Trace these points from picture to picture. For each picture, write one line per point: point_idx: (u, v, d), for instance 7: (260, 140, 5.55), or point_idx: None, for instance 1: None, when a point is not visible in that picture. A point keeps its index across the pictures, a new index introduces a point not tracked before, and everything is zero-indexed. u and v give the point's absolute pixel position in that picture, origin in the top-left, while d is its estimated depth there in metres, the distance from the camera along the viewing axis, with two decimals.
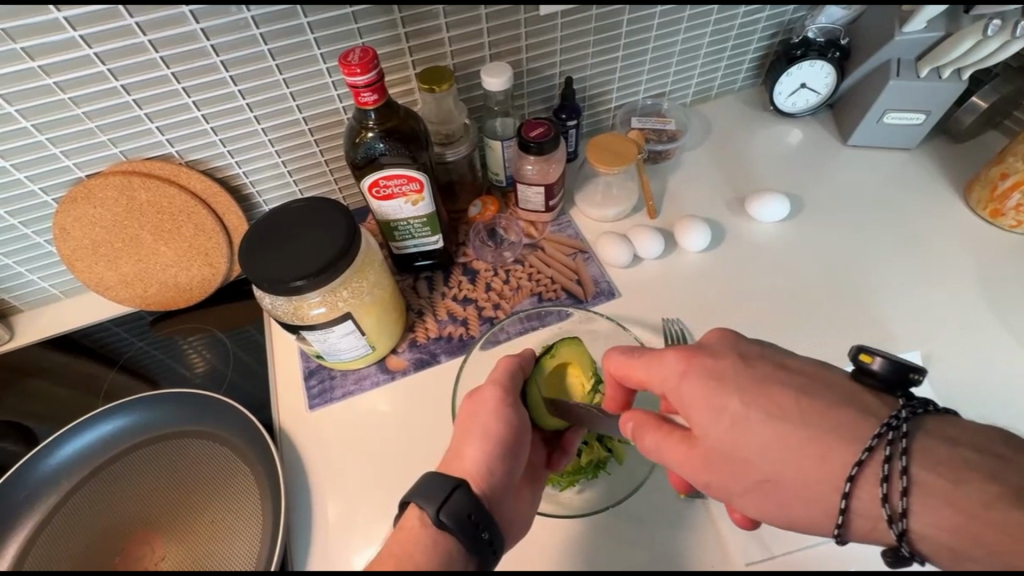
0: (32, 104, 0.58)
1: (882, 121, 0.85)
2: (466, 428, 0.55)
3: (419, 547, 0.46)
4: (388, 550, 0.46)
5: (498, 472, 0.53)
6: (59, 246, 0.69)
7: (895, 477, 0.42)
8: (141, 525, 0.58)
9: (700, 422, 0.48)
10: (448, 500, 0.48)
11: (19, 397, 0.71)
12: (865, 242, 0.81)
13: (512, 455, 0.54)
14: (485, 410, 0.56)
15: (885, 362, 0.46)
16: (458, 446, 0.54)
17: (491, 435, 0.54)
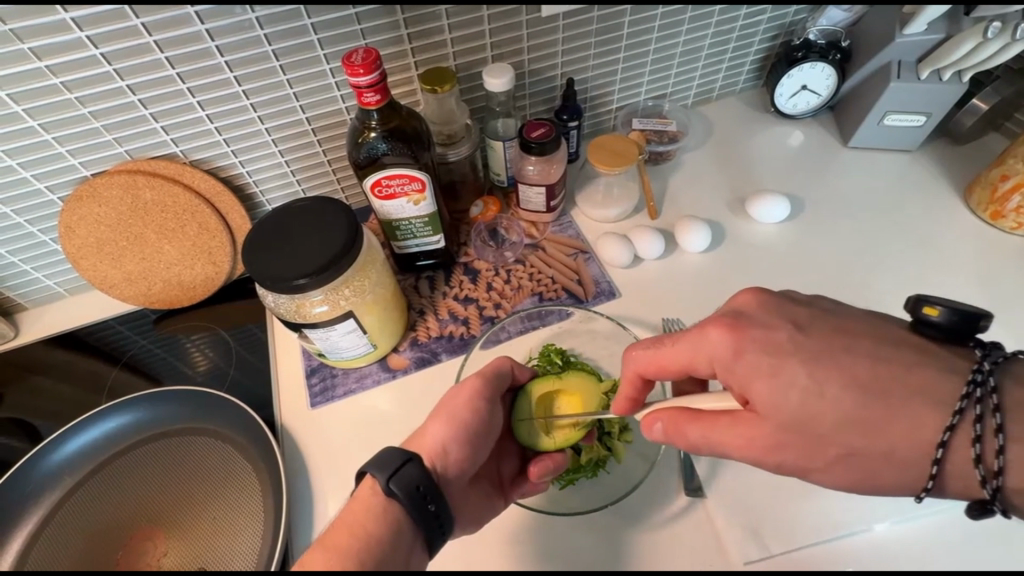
0: (38, 103, 0.59)
1: (883, 123, 0.85)
2: (436, 410, 0.57)
3: (370, 515, 0.48)
4: (342, 516, 0.49)
5: (455, 453, 0.55)
6: (63, 244, 0.69)
7: (988, 435, 0.44)
8: (143, 521, 0.58)
9: (764, 397, 0.48)
10: (400, 471, 0.50)
11: (24, 393, 0.72)
12: (865, 243, 0.81)
13: (475, 440, 0.56)
14: (457, 395, 0.57)
15: (946, 313, 0.47)
16: (424, 425, 0.57)
17: (457, 417, 0.56)
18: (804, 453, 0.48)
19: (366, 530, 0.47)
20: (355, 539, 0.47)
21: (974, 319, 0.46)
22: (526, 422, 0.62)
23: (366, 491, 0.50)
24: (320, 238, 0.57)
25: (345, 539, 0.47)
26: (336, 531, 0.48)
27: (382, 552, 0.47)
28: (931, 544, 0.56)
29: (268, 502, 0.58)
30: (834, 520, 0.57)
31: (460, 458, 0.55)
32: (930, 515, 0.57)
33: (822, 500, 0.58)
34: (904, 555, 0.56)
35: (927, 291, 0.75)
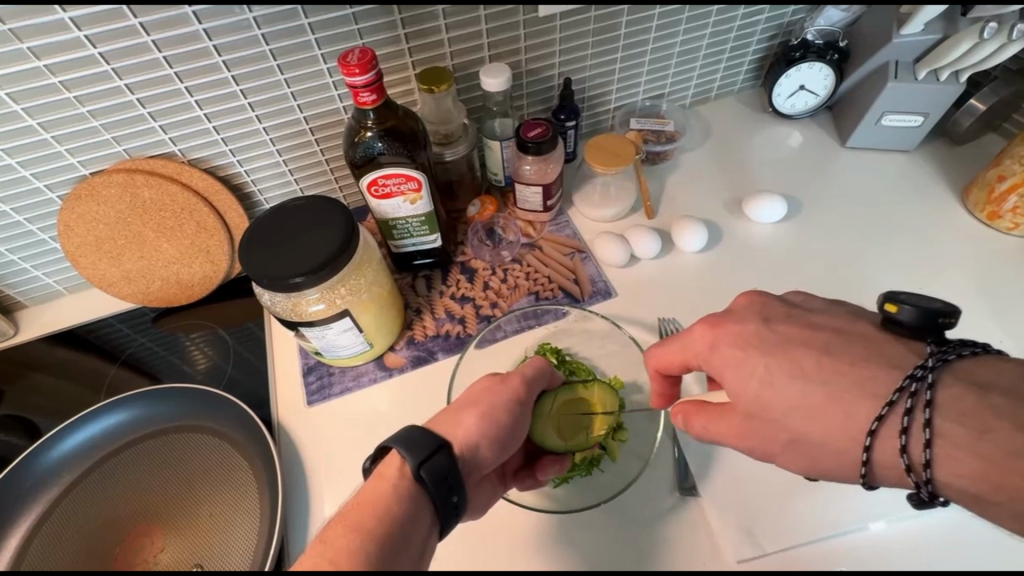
0: (37, 102, 0.59)
1: (881, 123, 0.85)
2: (466, 401, 0.57)
3: (396, 498, 0.48)
4: (364, 494, 0.48)
5: (485, 448, 0.54)
6: (63, 242, 0.70)
7: (915, 428, 0.45)
8: (141, 517, 0.59)
9: (732, 385, 0.51)
10: (431, 457, 0.50)
11: (23, 390, 0.72)
12: (862, 243, 0.81)
13: (504, 439, 0.55)
14: (497, 391, 0.57)
15: (910, 311, 0.48)
16: (453, 413, 0.56)
17: (490, 411, 0.56)
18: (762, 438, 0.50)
19: (389, 513, 0.47)
20: (378, 521, 0.46)
21: (936, 317, 0.47)
22: (544, 417, 0.62)
23: (391, 471, 0.50)
24: (320, 237, 0.57)
25: (368, 520, 0.46)
26: (357, 509, 0.47)
27: (401, 534, 0.46)
28: (924, 544, 0.56)
29: (264, 500, 0.59)
30: (828, 520, 0.57)
31: (488, 452, 0.54)
32: (922, 515, 0.58)
33: (816, 499, 0.58)
34: (896, 555, 0.56)
35: (924, 292, 0.75)
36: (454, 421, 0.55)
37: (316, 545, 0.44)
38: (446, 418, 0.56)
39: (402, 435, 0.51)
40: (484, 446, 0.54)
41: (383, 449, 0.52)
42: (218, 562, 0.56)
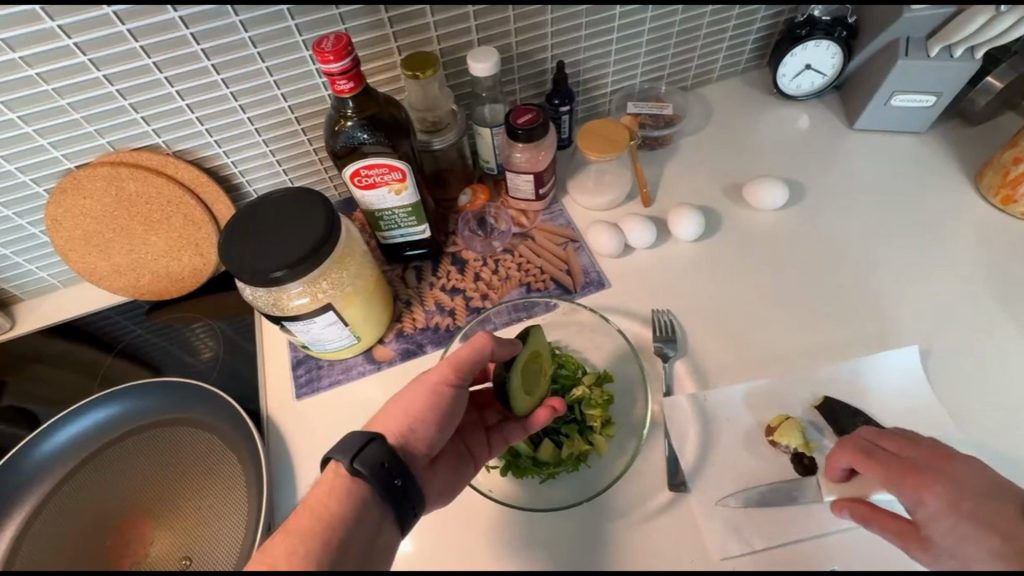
0: (16, 95, 0.58)
1: (890, 104, 0.82)
2: (400, 395, 0.55)
3: (334, 497, 0.47)
4: (311, 497, 0.48)
5: (420, 432, 0.52)
6: (51, 237, 0.70)
7: None
8: (132, 510, 0.59)
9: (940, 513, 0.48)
10: (366, 448, 0.49)
11: (21, 383, 0.73)
12: (868, 230, 0.78)
13: (441, 421, 0.54)
14: (424, 377, 0.55)
15: None
16: (388, 407, 0.55)
17: (420, 396, 0.54)
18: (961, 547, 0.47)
19: (328, 508, 0.46)
20: (317, 520, 0.45)
21: None
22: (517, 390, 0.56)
23: (335, 472, 0.49)
24: (301, 228, 0.56)
25: (312, 517, 0.45)
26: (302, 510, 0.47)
27: (345, 523, 0.45)
28: None
29: (252, 493, 0.59)
30: (821, 517, 0.56)
31: (424, 435, 0.52)
32: None
33: (812, 495, 0.57)
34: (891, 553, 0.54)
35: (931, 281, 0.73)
36: (386, 413, 0.54)
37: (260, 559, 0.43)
38: (381, 414, 0.54)
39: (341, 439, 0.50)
40: (420, 430, 0.52)
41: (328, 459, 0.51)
42: (208, 554, 0.57)
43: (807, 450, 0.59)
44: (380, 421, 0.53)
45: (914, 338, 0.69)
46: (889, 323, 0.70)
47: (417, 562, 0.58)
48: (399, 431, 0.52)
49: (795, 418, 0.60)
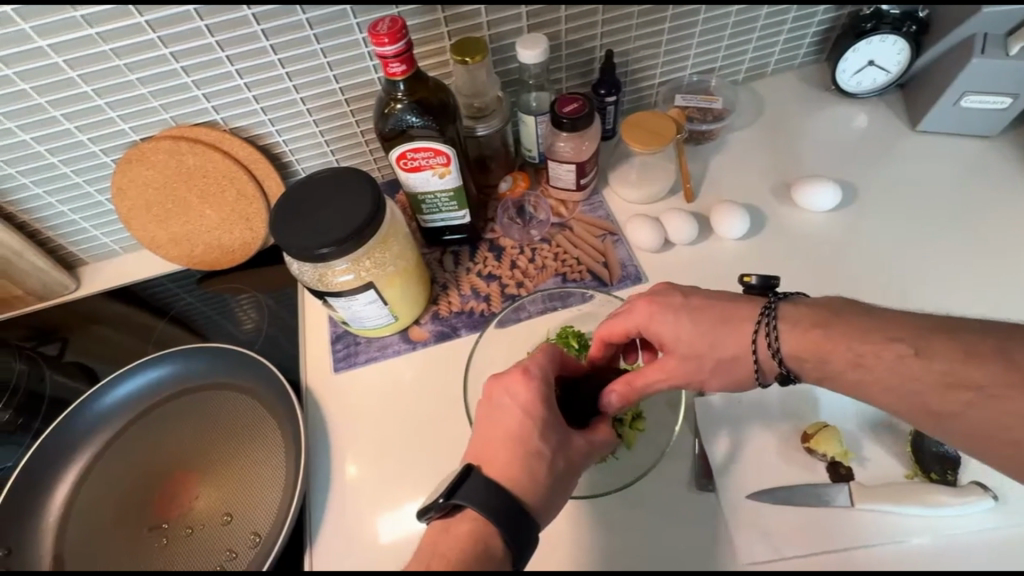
0: (91, 69, 0.62)
1: (960, 105, 0.77)
2: (529, 446, 0.51)
3: (477, 552, 0.45)
4: (463, 564, 0.44)
5: (550, 495, 0.50)
6: (116, 205, 0.74)
7: None
8: (180, 466, 0.63)
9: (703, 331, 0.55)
10: (528, 537, 0.47)
11: (84, 340, 0.79)
12: (925, 236, 0.74)
13: (565, 483, 0.52)
14: (570, 451, 0.53)
15: None
16: (533, 463, 0.50)
17: (563, 473, 0.52)
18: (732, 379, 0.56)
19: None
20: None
21: None
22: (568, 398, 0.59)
23: (488, 541, 0.46)
24: (348, 208, 0.58)
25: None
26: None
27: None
28: (962, 562, 0.53)
29: (290, 458, 0.62)
30: (857, 529, 0.54)
31: (553, 516, 0.51)
32: (965, 533, 0.53)
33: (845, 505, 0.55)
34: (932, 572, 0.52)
35: (992, 294, 0.69)
36: (536, 479, 0.50)
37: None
38: (517, 464, 0.50)
39: (498, 507, 0.47)
40: (557, 511, 0.51)
41: (470, 503, 0.47)
42: (247, 512, 0.60)
43: (844, 460, 0.57)
44: (529, 488, 0.49)
45: None
46: None
47: None
48: (543, 506, 0.50)
49: (833, 426, 0.58)
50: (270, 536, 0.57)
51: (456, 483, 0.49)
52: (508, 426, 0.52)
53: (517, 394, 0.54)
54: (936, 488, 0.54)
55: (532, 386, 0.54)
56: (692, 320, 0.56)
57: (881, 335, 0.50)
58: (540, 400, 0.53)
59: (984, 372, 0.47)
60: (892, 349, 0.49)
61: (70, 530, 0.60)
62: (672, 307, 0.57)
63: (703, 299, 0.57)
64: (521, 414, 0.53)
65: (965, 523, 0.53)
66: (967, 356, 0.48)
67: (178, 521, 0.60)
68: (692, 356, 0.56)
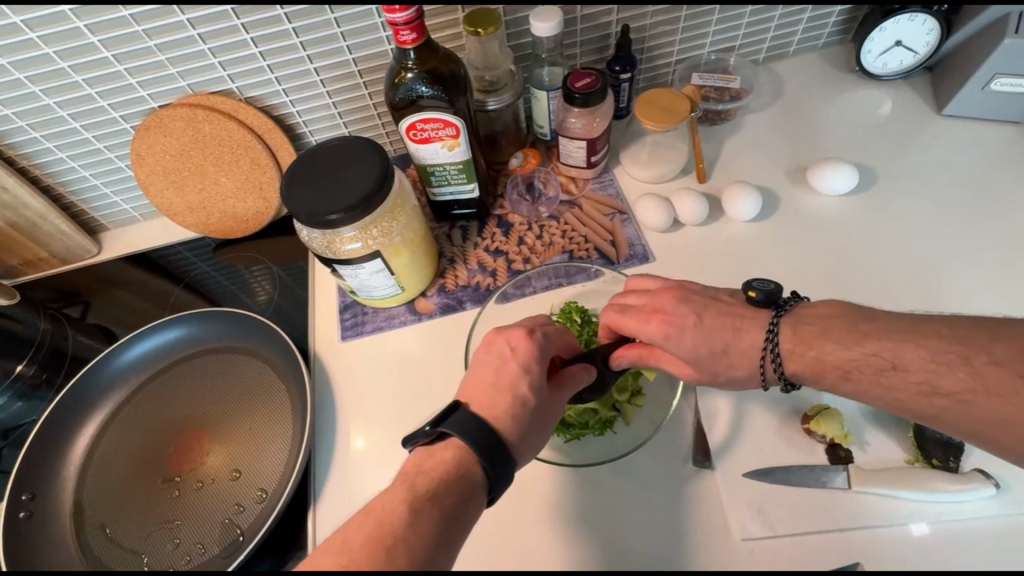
0: (112, 34, 0.63)
1: (989, 88, 0.74)
2: (516, 391, 0.52)
3: (455, 478, 0.46)
4: (441, 484, 0.46)
5: (528, 438, 0.52)
6: (136, 170, 0.75)
7: None
8: (193, 423, 0.65)
9: (712, 342, 0.55)
10: (505, 469, 0.48)
11: (105, 304, 0.82)
12: (944, 224, 0.72)
13: (544, 431, 0.53)
14: (555, 400, 0.54)
15: None
16: (519, 406, 0.52)
17: (545, 419, 0.53)
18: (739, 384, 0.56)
19: (461, 510, 0.45)
20: (452, 526, 0.44)
21: None
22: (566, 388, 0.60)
23: (468, 467, 0.48)
24: (361, 176, 0.58)
25: (447, 509, 0.45)
26: (432, 492, 0.45)
27: (465, 528, 0.45)
28: (961, 549, 0.52)
29: (296, 420, 0.64)
30: (854, 512, 0.54)
31: (529, 458, 0.52)
32: (967, 521, 0.53)
33: (843, 487, 0.55)
34: (930, 560, 0.52)
35: (1012, 285, 0.67)
36: (519, 421, 0.51)
37: (394, 544, 0.42)
38: (504, 404, 0.52)
39: (479, 436, 0.48)
40: (532, 456, 0.52)
41: (455, 431, 0.49)
42: (254, 469, 0.62)
43: (844, 442, 0.57)
44: (511, 426, 0.51)
45: None
46: None
47: None
48: (521, 446, 0.51)
49: (835, 409, 0.58)
50: (276, 492, 0.60)
51: (444, 415, 0.50)
52: (501, 370, 0.54)
53: (514, 343, 0.55)
54: (937, 473, 0.53)
55: (528, 340, 0.55)
56: (706, 341, 0.55)
57: (857, 348, 0.50)
58: (534, 354, 0.55)
59: (954, 379, 0.47)
60: (873, 364, 0.49)
61: (89, 479, 0.63)
62: (687, 325, 0.55)
63: (716, 313, 0.56)
64: (514, 361, 0.54)
65: (964, 510, 0.53)
66: (937, 361, 0.48)
67: (189, 474, 0.62)
68: (707, 371, 0.56)
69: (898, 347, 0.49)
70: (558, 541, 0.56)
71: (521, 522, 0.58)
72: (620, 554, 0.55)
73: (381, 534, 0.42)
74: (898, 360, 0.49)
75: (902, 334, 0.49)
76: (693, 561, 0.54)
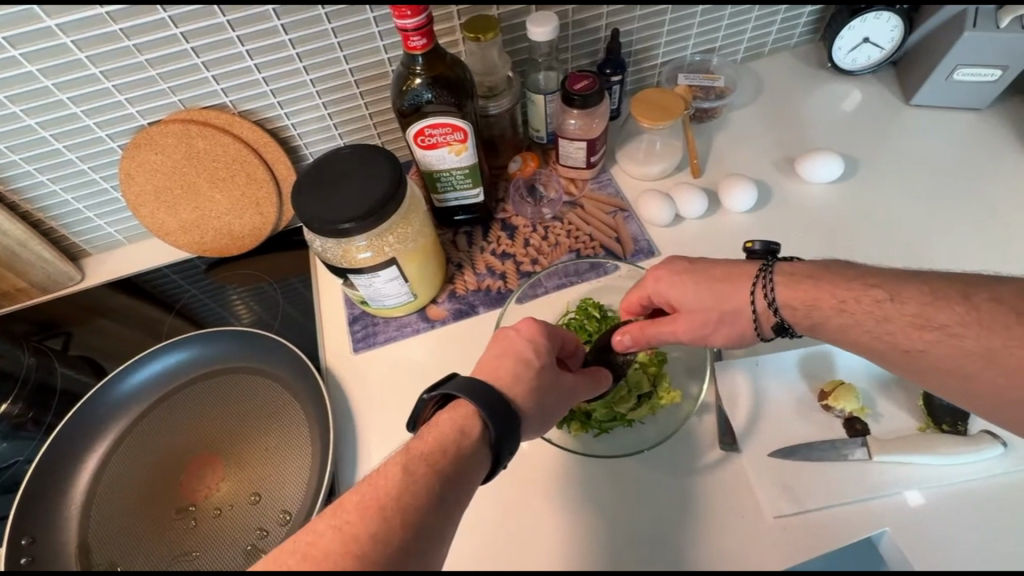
0: (99, 50, 0.61)
1: (952, 78, 0.80)
2: (520, 361, 0.53)
3: (455, 442, 0.46)
4: (440, 446, 0.45)
5: (534, 408, 0.52)
6: (124, 190, 0.73)
7: None
8: (204, 448, 0.63)
9: (701, 281, 0.58)
10: (510, 433, 0.48)
11: (91, 333, 0.78)
12: (922, 205, 0.77)
13: (550, 403, 0.53)
14: (561, 375, 0.55)
15: None
16: (524, 374, 0.52)
17: (552, 391, 0.54)
18: (733, 331, 0.58)
19: (461, 470, 0.45)
20: (451, 487, 0.44)
21: None
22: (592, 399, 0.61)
23: (468, 427, 0.47)
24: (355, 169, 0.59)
25: (445, 468, 0.44)
26: (430, 453, 0.45)
27: (465, 489, 0.45)
28: (976, 507, 0.55)
29: (316, 440, 0.62)
30: (874, 482, 0.56)
31: (532, 431, 0.53)
32: (979, 481, 0.56)
33: (863, 459, 0.57)
34: (949, 521, 0.54)
35: (991, 258, 0.72)
36: (524, 390, 0.51)
37: (388, 502, 0.41)
38: (507, 371, 0.52)
39: (484, 396, 0.48)
40: (538, 426, 0.52)
41: (456, 391, 0.48)
42: (276, 491, 0.60)
43: (860, 415, 0.59)
44: (516, 391, 0.51)
45: None
46: None
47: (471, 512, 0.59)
48: (529, 417, 0.51)
49: (848, 383, 0.60)
50: (302, 511, 0.58)
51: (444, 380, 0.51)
52: (505, 345, 0.55)
53: (518, 325, 0.56)
54: (948, 438, 0.56)
55: (536, 322, 0.57)
56: (694, 281, 0.58)
57: (842, 312, 0.52)
58: (541, 331, 0.56)
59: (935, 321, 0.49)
60: (865, 299, 0.51)
61: (93, 516, 0.59)
62: (674, 270, 0.59)
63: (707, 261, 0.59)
64: (520, 337, 0.55)
65: (977, 470, 0.55)
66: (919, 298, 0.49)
67: (205, 502, 0.60)
68: (697, 315, 0.58)
69: (884, 311, 0.51)
70: (594, 534, 0.57)
71: (556, 520, 0.58)
72: (658, 546, 0.56)
73: (377, 492, 0.42)
74: (884, 321, 0.50)
75: (886, 280, 0.52)
76: (727, 542, 0.55)
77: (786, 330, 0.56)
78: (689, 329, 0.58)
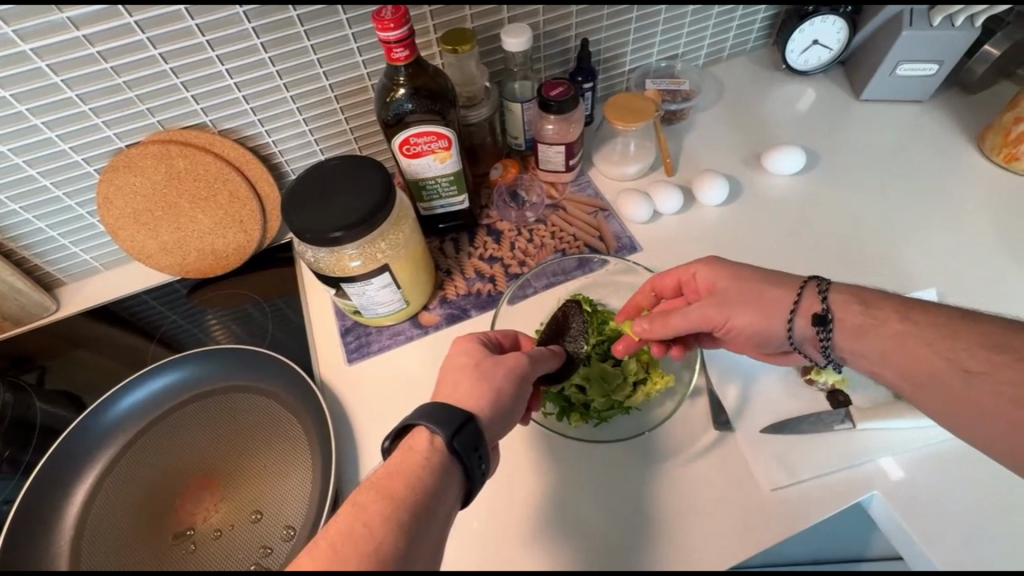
0: (75, 73, 0.60)
1: (896, 73, 0.86)
2: (461, 371, 0.56)
3: (411, 464, 0.47)
4: (395, 474, 0.46)
5: (485, 400, 0.53)
6: (103, 215, 0.72)
7: None
8: (200, 471, 0.61)
9: (746, 274, 0.60)
10: (462, 430, 0.49)
11: (69, 364, 0.75)
12: (878, 191, 0.83)
13: (503, 393, 0.54)
14: (501, 360, 0.57)
15: None
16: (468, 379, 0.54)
17: (502, 384, 0.55)
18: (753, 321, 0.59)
19: (421, 489, 0.46)
20: (411, 509, 0.44)
21: None
22: (593, 389, 0.63)
23: (417, 445, 0.49)
24: (316, 183, 0.60)
25: (402, 492, 0.45)
26: (384, 484, 0.46)
27: (432, 505, 0.45)
28: (954, 465, 0.58)
29: (316, 452, 0.61)
30: (859, 449, 0.59)
31: (499, 429, 0.53)
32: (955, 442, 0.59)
33: (848, 428, 0.60)
34: (931, 481, 0.58)
35: (944, 238, 0.77)
36: (469, 393, 0.53)
37: (343, 540, 0.41)
38: (453, 385, 0.54)
39: (426, 410, 0.50)
40: (499, 416, 0.53)
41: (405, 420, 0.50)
42: (278, 507, 0.59)
43: (841, 387, 0.62)
44: (461, 396, 0.53)
45: (931, 284, 0.73)
46: (909, 275, 0.75)
47: (478, 513, 0.59)
48: (487, 415, 0.52)
49: None
50: (307, 525, 0.57)
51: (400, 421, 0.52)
52: (450, 364, 0.57)
53: (456, 347, 0.59)
54: None
55: (472, 336, 0.60)
56: (744, 274, 0.60)
57: (905, 320, 0.52)
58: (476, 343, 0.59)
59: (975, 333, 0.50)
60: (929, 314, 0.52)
61: (84, 551, 0.57)
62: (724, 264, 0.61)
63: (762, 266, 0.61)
64: (460, 353, 0.58)
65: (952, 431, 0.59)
66: None
67: (204, 525, 0.58)
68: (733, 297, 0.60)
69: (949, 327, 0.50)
70: (600, 523, 0.58)
71: (562, 512, 0.59)
72: (662, 529, 0.57)
73: (331, 533, 0.42)
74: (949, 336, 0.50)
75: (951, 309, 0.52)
76: (728, 519, 0.57)
77: (828, 323, 0.55)
78: (712, 312, 0.60)
